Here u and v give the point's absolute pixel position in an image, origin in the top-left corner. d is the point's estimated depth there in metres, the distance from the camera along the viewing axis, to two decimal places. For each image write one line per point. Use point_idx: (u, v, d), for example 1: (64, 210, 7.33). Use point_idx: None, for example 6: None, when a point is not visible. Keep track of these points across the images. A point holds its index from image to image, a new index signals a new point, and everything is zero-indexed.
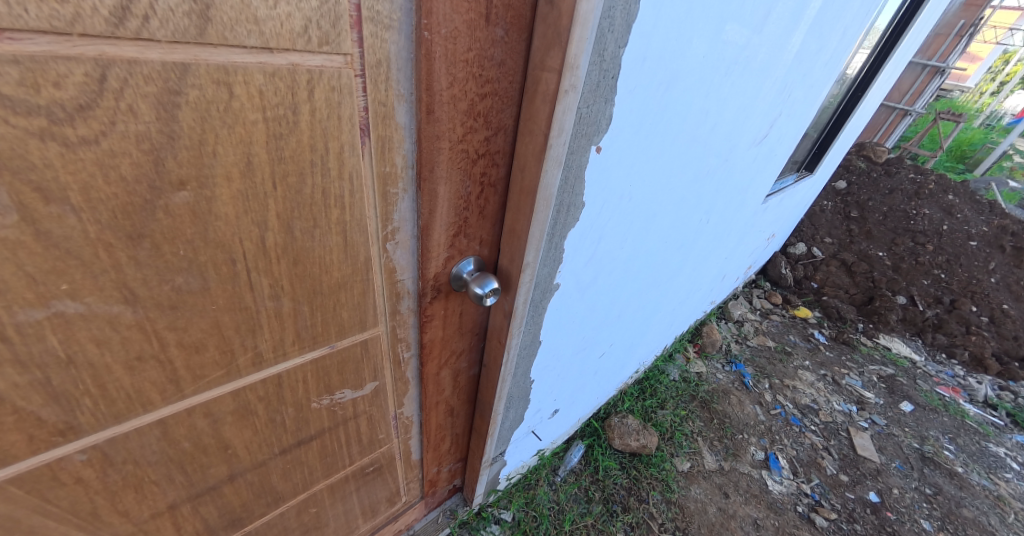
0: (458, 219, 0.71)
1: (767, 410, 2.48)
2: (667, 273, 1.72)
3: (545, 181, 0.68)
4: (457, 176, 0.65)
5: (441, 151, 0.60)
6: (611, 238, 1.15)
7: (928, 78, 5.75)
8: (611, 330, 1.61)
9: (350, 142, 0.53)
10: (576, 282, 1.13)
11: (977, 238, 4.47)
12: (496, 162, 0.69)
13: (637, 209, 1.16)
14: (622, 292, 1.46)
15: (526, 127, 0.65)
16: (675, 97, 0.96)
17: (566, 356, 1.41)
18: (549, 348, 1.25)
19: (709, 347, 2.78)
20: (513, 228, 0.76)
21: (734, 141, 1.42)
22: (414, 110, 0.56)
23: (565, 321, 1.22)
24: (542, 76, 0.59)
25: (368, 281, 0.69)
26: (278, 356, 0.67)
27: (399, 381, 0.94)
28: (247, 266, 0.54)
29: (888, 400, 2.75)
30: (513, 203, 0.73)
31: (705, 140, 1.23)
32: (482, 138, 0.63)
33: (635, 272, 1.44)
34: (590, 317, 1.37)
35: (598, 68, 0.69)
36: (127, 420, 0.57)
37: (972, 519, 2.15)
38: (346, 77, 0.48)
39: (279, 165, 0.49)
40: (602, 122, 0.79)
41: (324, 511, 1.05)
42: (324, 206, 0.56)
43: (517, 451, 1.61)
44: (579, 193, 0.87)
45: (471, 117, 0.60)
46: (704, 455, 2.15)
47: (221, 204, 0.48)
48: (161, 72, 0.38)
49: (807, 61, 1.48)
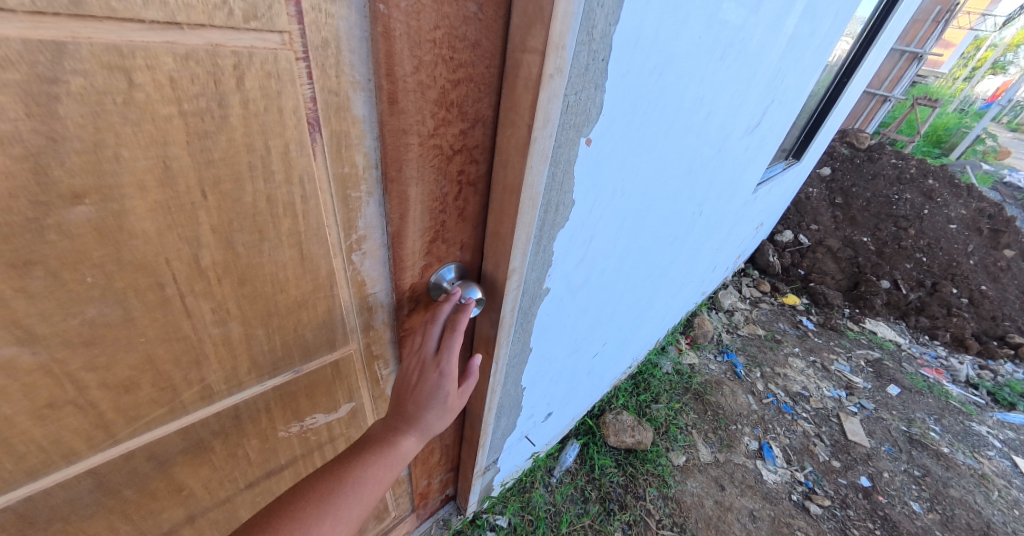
0: (434, 223, 0.62)
1: (760, 399, 2.45)
2: (661, 267, 1.67)
3: (531, 179, 0.60)
4: (430, 176, 0.57)
5: (410, 147, 0.52)
6: (604, 236, 1.08)
7: (906, 64, 5.91)
8: (604, 330, 1.55)
9: (297, 139, 0.44)
10: (567, 284, 1.06)
11: (956, 222, 4.53)
12: (475, 158, 0.60)
13: (630, 205, 1.09)
14: (616, 288, 1.39)
15: (507, 118, 0.56)
16: (670, 84, 0.89)
17: (560, 358, 1.35)
18: (540, 352, 1.18)
19: (701, 339, 2.74)
20: (497, 230, 0.68)
21: (727, 129, 1.36)
22: (374, 99, 0.46)
23: (557, 324, 1.16)
24: (523, 59, 0.51)
25: (334, 296, 0.61)
26: (233, 387, 0.59)
27: (378, 400, 0.86)
28: (180, 290, 0.46)
29: (876, 384, 2.75)
30: (496, 204, 0.65)
31: (699, 129, 1.17)
32: (458, 131, 0.55)
33: (629, 268, 1.37)
34: (583, 317, 1.30)
35: (587, 49, 0.61)
36: (48, 473, 0.49)
37: (959, 498, 2.18)
38: (285, 61, 0.39)
39: (208, 170, 0.41)
40: (592, 110, 0.71)
41: None
42: (271, 216, 0.47)
43: (511, 458, 1.55)
44: (568, 190, 0.79)
45: (443, 108, 0.51)
46: (699, 448, 2.12)
47: (136, 218, 0.39)
48: (24, 54, 0.29)
49: (800, 45, 1.42)
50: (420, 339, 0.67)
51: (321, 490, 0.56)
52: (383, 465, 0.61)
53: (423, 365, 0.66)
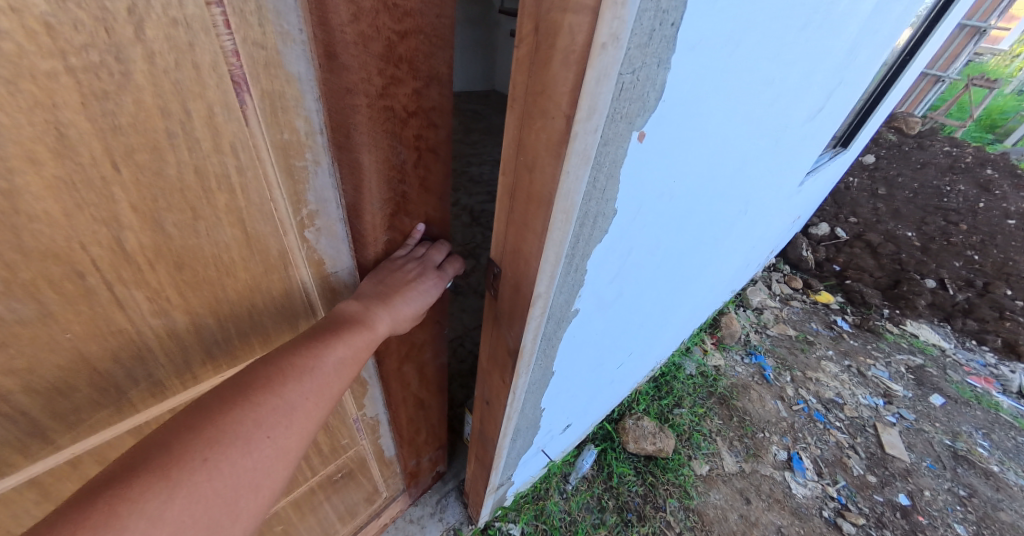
0: (393, 196, 0.54)
1: (789, 406, 2.29)
2: (698, 266, 1.55)
3: (567, 187, 0.52)
4: (385, 142, 0.48)
5: (357, 109, 0.44)
6: (643, 246, 0.98)
7: (966, 40, 5.48)
8: (629, 340, 1.44)
9: (222, 101, 0.37)
10: (598, 301, 0.97)
11: (1015, 216, 4.14)
12: (434, 122, 0.52)
13: (675, 205, 0.98)
14: (651, 291, 1.28)
15: (538, 104, 0.49)
16: (739, 61, 0.74)
17: (584, 370, 1.26)
18: (565, 368, 1.09)
19: (727, 339, 2.58)
20: (518, 248, 0.64)
21: (788, 116, 1.22)
22: (309, 53, 0.40)
23: (584, 338, 1.06)
24: (564, 19, 0.42)
25: (289, 277, 0.53)
26: (187, 381, 0.53)
27: (353, 384, 0.78)
28: (105, 278, 0.40)
29: (917, 393, 2.53)
30: (522, 215, 0.60)
31: (761, 117, 1.04)
32: (411, 91, 0.47)
33: (667, 268, 1.26)
34: (613, 325, 1.21)
35: (654, 8, 0.47)
36: (5, 479, 0.46)
37: (1010, 523, 1.98)
38: (192, 5, 0.32)
39: (117, 138, 0.34)
40: (648, 94, 0.58)
41: (293, 526, 0.94)
42: (203, 192, 0.40)
43: (525, 467, 1.47)
44: (608, 199, 0.67)
45: (390, 63, 0.43)
46: (724, 457, 1.99)
47: (31, 198, 0.33)
48: None
49: (878, 17, 1.27)
50: (423, 249, 0.62)
51: (299, 366, 0.47)
52: (359, 342, 0.52)
53: (425, 271, 0.60)
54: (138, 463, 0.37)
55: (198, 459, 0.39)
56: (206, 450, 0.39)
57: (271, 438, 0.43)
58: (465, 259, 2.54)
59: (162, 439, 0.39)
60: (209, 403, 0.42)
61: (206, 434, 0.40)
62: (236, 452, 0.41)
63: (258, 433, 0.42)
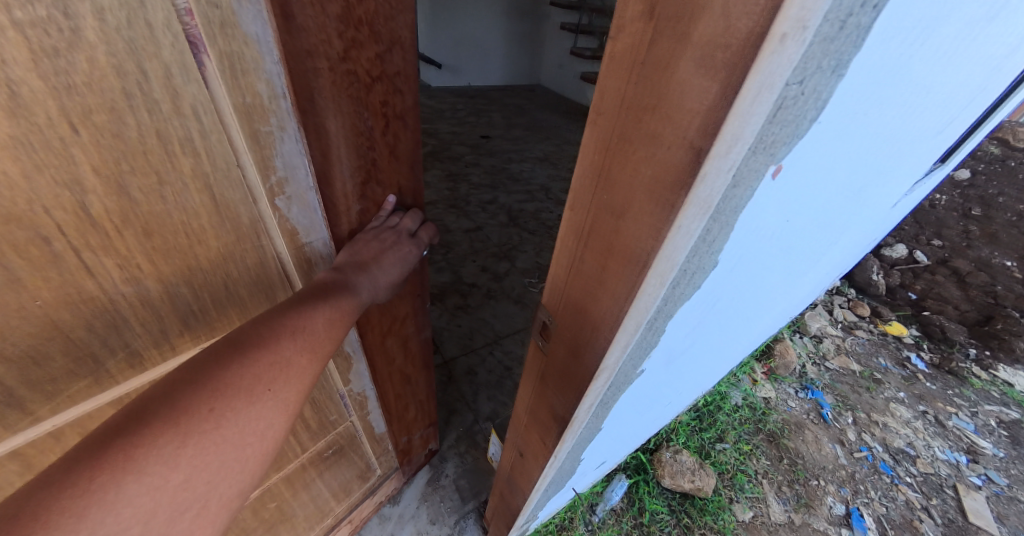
0: (363, 163, 0.56)
1: (850, 452, 2.04)
2: (779, 308, 1.28)
3: (668, 250, 0.37)
4: (349, 108, 0.50)
5: (319, 73, 0.45)
6: (737, 303, 0.74)
7: None
8: (685, 389, 1.21)
9: (178, 61, 0.36)
10: (667, 364, 0.76)
11: None
12: (399, 88, 0.54)
13: (792, 258, 0.73)
14: (727, 344, 1.03)
15: (643, 131, 0.35)
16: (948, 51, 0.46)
17: (632, 424, 1.06)
18: (612, 429, 0.90)
19: (781, 370, 2.34)
20: (583, 306, 0.51)
21: (938, 136, 0.93)
22: (265, 14, 0.39)
23: (640, 400, 0.86)
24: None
25: (262, 247, 0.53)
26: (166, 353, 0.52)
27: (337, 358, 0.76)
28: (72, 244, 0.39)
29: (1012, 453, 2.15)
30: (593, 273, 0.47)
31: (919, 140, 0.76)
32: (373, 55, 0.49)
33: (753, 318, 1.01)
34: (675, 382, 0.98)
35: None
36: None
37: None
38: None
39: (71, 98, 0.33)
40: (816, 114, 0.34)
41: (288, 503, 0.91)
42: (165, 155, 0.40)
43: (551, 503, 1.37)
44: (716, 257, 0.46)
45: (350, 25, 0.45)
46: (771, 504, 1.78)
47: None
48: None
49: None
50: (396, 219, 0.64)
51: (291, 323, 0.48)
52: (343, 304, 0.54)
53: (400, 238, 0.63)
54: (139, 423, 0.36)
55: (203, 410, 0.39)
56: (210, 401, 0.39)
57: (272, 390, 0.44)
58: (500, 260, 2.51)
59: (155, 402, 0.38)
60: (198, 363, 0.42)
61: (206, 391, 0.40)
62: (241, 402, 0.41)
63: (260, 385, 0.43)
